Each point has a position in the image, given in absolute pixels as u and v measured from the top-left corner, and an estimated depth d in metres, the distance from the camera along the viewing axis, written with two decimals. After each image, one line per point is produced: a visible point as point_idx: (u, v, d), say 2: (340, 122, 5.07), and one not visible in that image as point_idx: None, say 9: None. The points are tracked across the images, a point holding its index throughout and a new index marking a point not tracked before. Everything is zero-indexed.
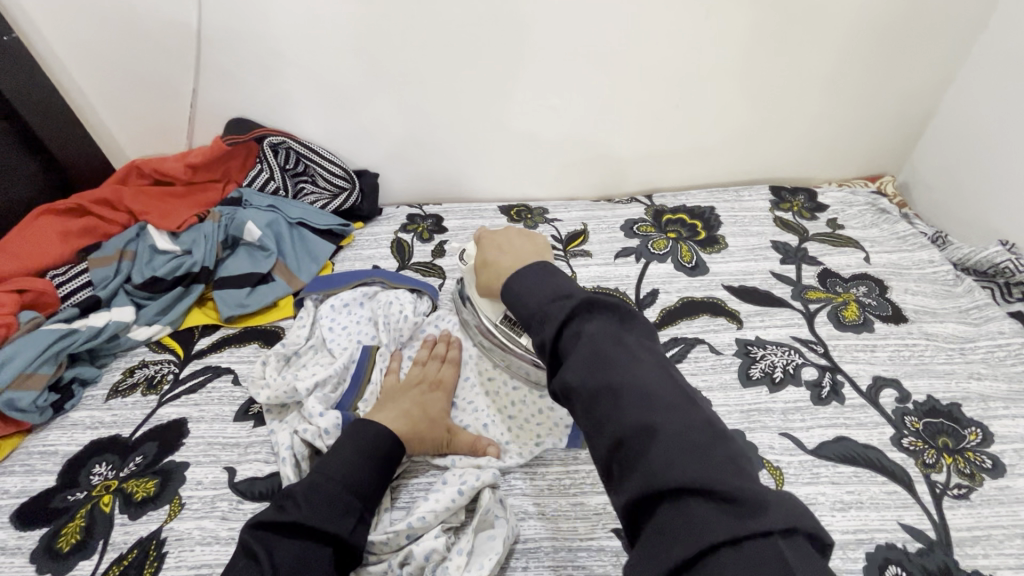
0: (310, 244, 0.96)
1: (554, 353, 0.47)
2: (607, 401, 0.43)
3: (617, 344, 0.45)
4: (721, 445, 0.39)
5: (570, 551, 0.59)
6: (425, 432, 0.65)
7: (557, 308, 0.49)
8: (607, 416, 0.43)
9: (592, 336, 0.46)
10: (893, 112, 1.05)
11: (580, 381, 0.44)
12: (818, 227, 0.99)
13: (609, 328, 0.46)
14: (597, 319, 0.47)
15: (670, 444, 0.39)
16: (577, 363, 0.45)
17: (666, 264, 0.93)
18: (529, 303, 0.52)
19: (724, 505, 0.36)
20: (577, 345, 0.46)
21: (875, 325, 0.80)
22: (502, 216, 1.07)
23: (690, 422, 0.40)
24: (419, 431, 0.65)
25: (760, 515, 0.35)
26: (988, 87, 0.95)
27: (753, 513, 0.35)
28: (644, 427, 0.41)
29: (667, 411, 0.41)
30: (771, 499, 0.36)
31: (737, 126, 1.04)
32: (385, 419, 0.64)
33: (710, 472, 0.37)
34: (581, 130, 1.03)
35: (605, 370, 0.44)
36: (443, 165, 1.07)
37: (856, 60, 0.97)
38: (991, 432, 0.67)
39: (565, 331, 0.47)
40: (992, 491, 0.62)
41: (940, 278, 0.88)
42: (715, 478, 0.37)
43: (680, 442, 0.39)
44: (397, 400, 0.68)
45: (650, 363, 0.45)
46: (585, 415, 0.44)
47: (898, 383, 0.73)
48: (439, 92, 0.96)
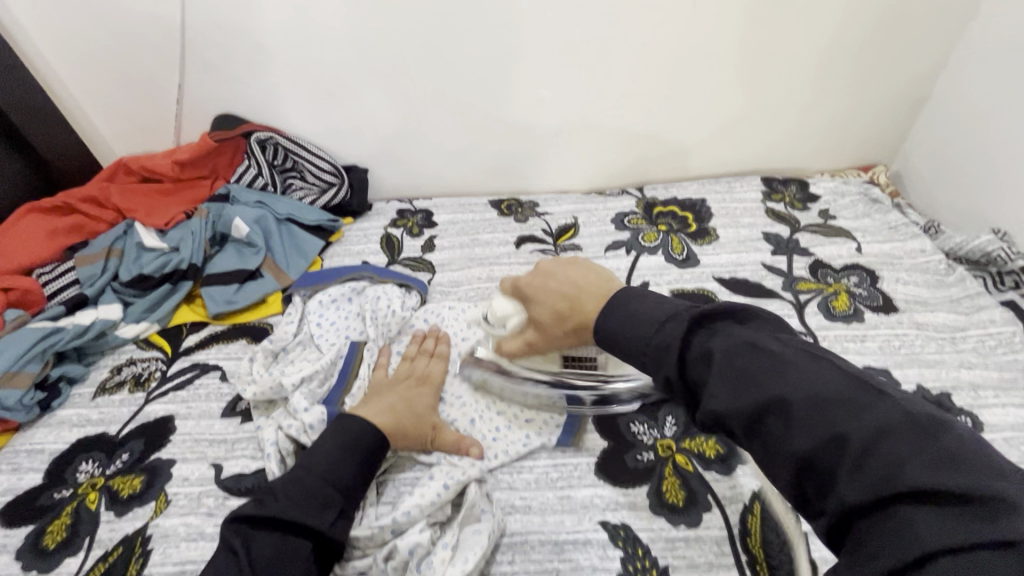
0: (299, 240, 0.95)
1: (687, 386, 0.42)
2: (772, 419, 0.36)
3: (757, 351, 0.40)
4: (930, 438, 0.32)
5: (556, 544, 0.59)
6: (409, 428, 0.65)
7: (668, 333, 0.45)
8: (778, 440, 0.36)
9: (723, 352, 0.41)
10: (884, 101, 1.04)
11: (730, 407, 0.38)
12: (810, 218, 0.98)
13: (735, 337, 0.41)
14: (721, 332, 0.42)
15: (861, 451, 0.33)
16: (720, 388, 0.39)
17: (656, 256, 0.93)
18: (637, 340, 0.47)
19: (950, 507, 0.29)
20: (710, 369, 0.41)
21: (865, 315, 0.80)
22: (493, 210, 1.06)
23: (872, 415, 0.33)
24: (403, 427, 0.64)
25: (1007, 517, 0.28)
26: (979, 74, 0.94)
27: (996, 511, 0.28)
28: (828, 437, 0.34)
29: (853, 413, 0.34)
30: (1016, 496, 0.28)
31: (727, 117, 1.03)
32: (370, 415, 0.64)
33: (921, 472, 0.30)
34: (571, 123, 1.02)
35: (752, 385, 0.38)
36: (433, 159, 1.07)
37: (846, 49, 0.96)
38: (981, 421, 0.66)
39: (690, 355, 0.43)
40: None
41: (931, 267, 0.87)
42: (934, 474, 0.30)
43: (865, 446, 0.33)
44: (382, 396, 0.67)
45: (802, 360, 0.38)
46: (750, 444, 0.38)
47: (888, 373, 0.72)
48: (427, 85, 0.95)
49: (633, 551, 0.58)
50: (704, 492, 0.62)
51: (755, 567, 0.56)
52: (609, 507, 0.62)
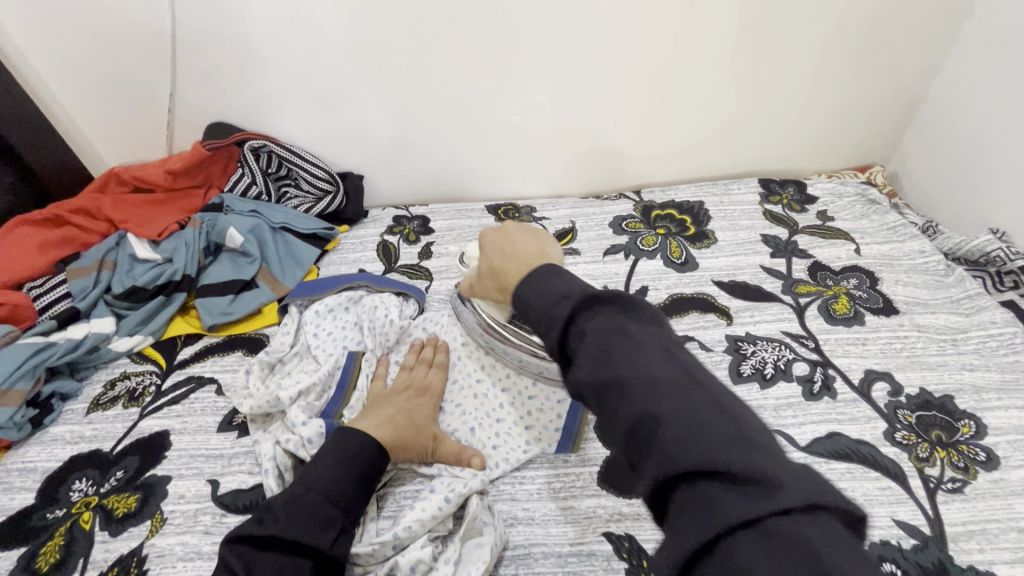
0: (294, 249, 0.94)
1: (564, 354, 0.45)
2: (613, 394, 0.40)
3: (624, 335, 0.42)
4: (733, 423, 0.36)
5: (560, 556, 0.58)
6: (409, 439, 0.64)
7: (560, 308, 0.45)
8: (619, 414, 0.39)
9: (597, 331, 0.42)
10: (880, 101, 1.04)
11: (589, 380, 0.41)
12: (808, 219, 0.98)
13: (610, 319, 0.43)
14: (600, 314, 0.44)
15: (679, 429, 0.36)
16: (584, 361, 0.42)
17: (655, 260, 0.92)
18: (538, 308, 0.48)
19: (745, 487, 0.32)
20: (581, 342, 0.43)
21: (866, 318, 0.79)
22: (490, 215, 1.05)
23: (694, 400, 0.37)
24: (403, 439, 0.64)
25: (775, 494, 0.31)
26: (975, 73, 0.94)
27: (765, 492, 0.32)
28: (653, 416, 0.37)
29: (684, 403, 0.37)
30: (789, 478, 0.32)
31: (724, 119, 1.03)
32: (370, 427, 0.63)
33: (723, 453, 0.34)
34: (568, 127, 1.01)
35: (609, 364, 0.40)
36: (428, 165, 1.06)
37: (842, 49, 0.96)
38: (984, 424, 0.66)
39: (571, 329, 0.44)
40: (987, 484, 0.61)
41: (930, 268, 0.87)
42: (732, 456, 0.34)
43: (685, 429, 0.36)
44: (382, 407, 0.67)
45: (659, 350, 0.41)
46: (602, 415, 0.41)
47: (890, 376, 0.72)
48: (422, 91, 0.95)
49: (638, 562, 0.57)
50: None
51: None
52: (613, 518, 0.61)
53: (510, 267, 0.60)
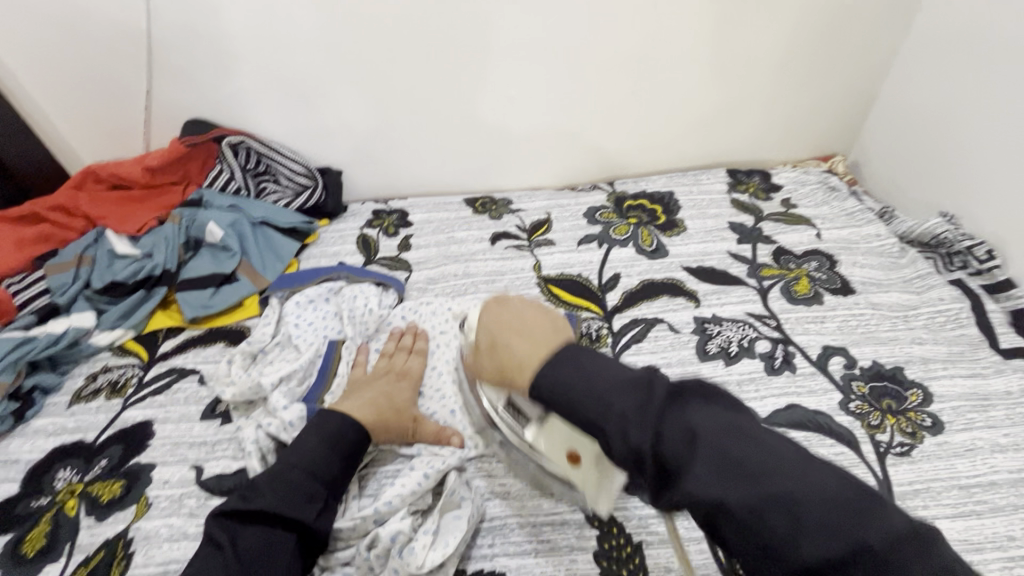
0: (274, 243, 0.96)
1: (660, 464, 0.40)
2: (776, 517, 0.36)
3: (742, 436, 0.40)
4: (930, 549, 0.34)
5: (534, 526, 0.61)
6: (390, 420, 0.66)
7: (633, 401, 0.43)
8: (784, 540, 0.35)
9: (709, 433, 0.39)
10: (840, 94, 1.09)
11: (727, 497, 0.37)
12: (773, 207, 1.02)
13: (718, 417, 0.41)
14: (700, 408, 0.41)
15: (882, 562, 0.33)
16: (711, 477, 0.38)
17: (627, 248, 0.96)
18: (595, 399, 0.44)
19: None
20: (691, 450, 0.39)
21: (825, 298, 0.84)
22: (467, 208, 1.08)
23: (882, 524, 0.35)
24: (385, 420, 0.66)
25: None
26: (926, 65, 0.99)
27: None
28: (849, 551, 0.34)
29: (865, 520, 0.35)
30: None
31: (691, 112, 1.07)
32: (352, 409, 0.65)
33: None
34: (541, 120, 1.04)
35: (744, 475, 0.38)
36: (406, 160, 1.08)
37: (800, 44, 1.00)
38: (930, 393, 0.71)
39: (666, 432, 0.40)
40: (932, 447, 0.65)
41: (886, 250, 0.92)
42: None
43: (892, 558, 0.33)
44: (363, 390, 0.69)
45: (786, 453, 0.39)
46: (736, 539, 0.37)
47: (845, 351, 0.76)
48: (398, 87, 0.97)
49: (608, 529, 0.60)
50: None
51: None
52: None
53: (514, 342, 0.53)
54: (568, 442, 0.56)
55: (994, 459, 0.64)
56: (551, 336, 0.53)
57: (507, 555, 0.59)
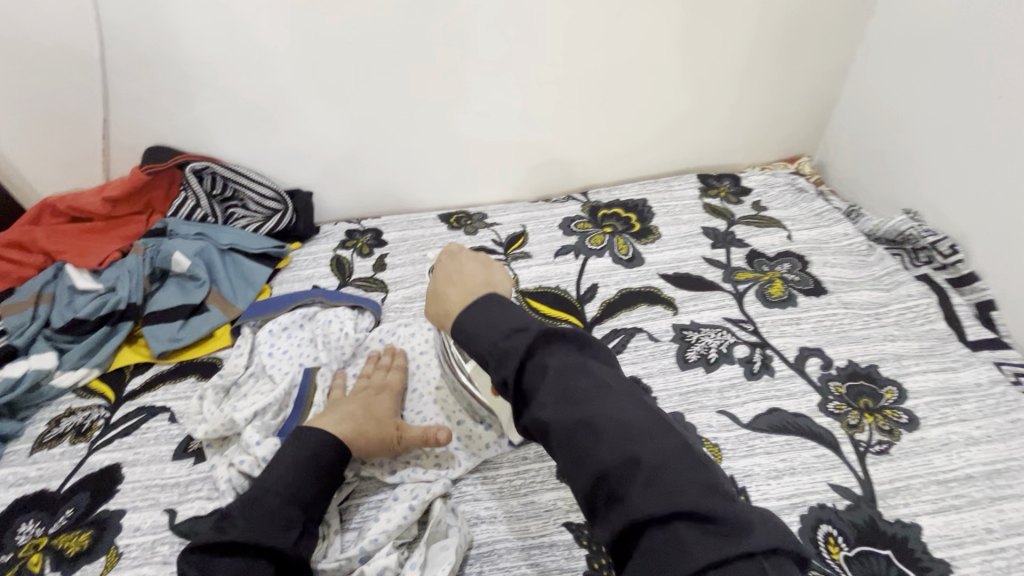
0: (244, 270, 0.93)
1: (521, 393, 0.48)
2: (586, 436, 0.44)
3: (586, 375, 0.48)
4: (701, 468, 0.43)
5: (523, 550, 0.60)
6: (370, 430, 0.65)
7: (514, 344, 0.49)
8: (586, 450, 0.44)
9: (558, 371, 0.47)
10: (803, 96, 1.11)
11: (557, 420, 0.46)
12: (744, 210, 1.04)
13: (570, 359, 0.48)
14: (558, 352, 0.49)
15: (650, 473, 0.42)
16: (549, 402, 0.46)
17: (603, 258, 0.96)
18: (485, 340, 0.51)
19: (705, 526, 0.39)
20: (545, 381, 0.47)
21: (799, 299, 0.85)
22: (442, 224, 1.07)
23: (659, 448, 0.43)
24: (364, 431, 0.65)
25: (732, 534, 0.39)
26: (881, 66, 1.02)
27: (729, 532, 0.39)
28: (627, 461, 0.42)
29: (657, 442, 0.44)
30: (744, 518, 0.40)
31: (659, 118, 1.08)
32: (329, 422, 0.65)
33: (691, 494, 0.40)
34: (511, 133, 1.04)
35: (579, 406, 0.46)
36: (378, 179, 1.07)
37: (761, 48, 1.02)
38: (905, 389, 0.72)
39: (529, 366, 0.48)
40: (909, 444, 0.67)
41: (855, 249, 0.94)
42: (701, 498, 0.40)
43: (662, 474, 0.41)
44: (343, 403, 0.69)
45: (618, 392, 0.48)
46: (561, 449, 0.46)
47: (821, 352, 0.77)
48: (365, 105, 0.96)
49: (597, 548, 0.60)
50: None
51: None
52: (572, 508, 0.63)
53: (451, 292, 0.60)
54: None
55: (969, 452, 0.66)
56: (481, 286, 0.60)
57: None
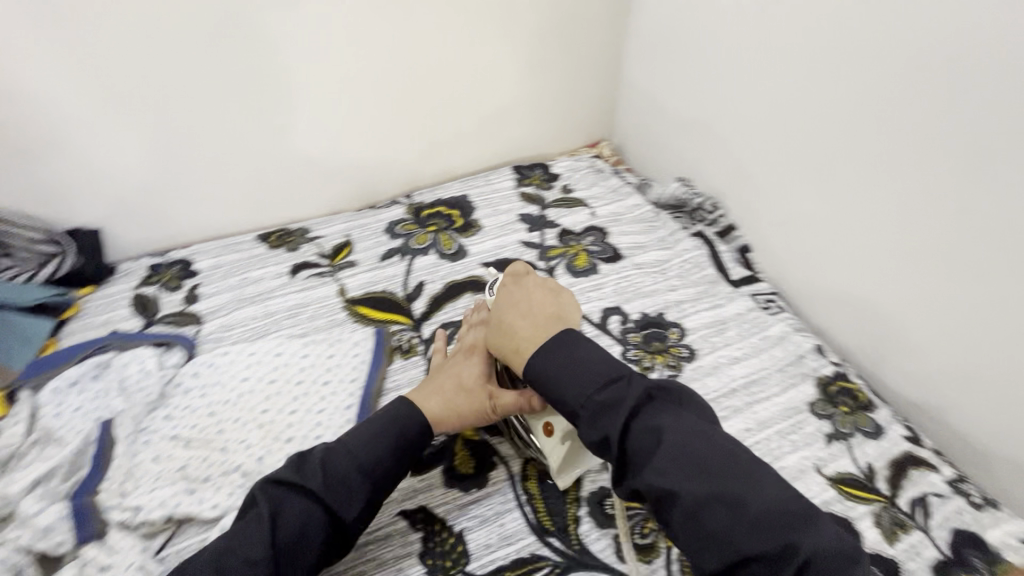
0: (19, 326, 0.82)
1: (629, 452, 0.54)
2: (719, 510, 0.49)
3: (709, 443, 0.53)
4: (852, 561, 0.47)
5: (357, 549, 0.61)
6: (463, 406, 0.65)
7: (614, 395, 0.56)
8: (717, 531, 0.48)
9: (676, 436, 0.53)
10: (590, 87, 1.25)
11: (682, 488, 0.50)
12: (554, 194, 1.14)
13: (689, 425, 0.54)
14: (669, 414, 0.55)
15: (810, 558, 0.46)
16: (672, 471, 0.51)
17: (429, 255, 0.99)
18: (574, 391, 0.57)
19: None
20: (657, 447, 0.53)
21: (601, 267, 0.95)
22: (261, 244, 1.03)
23: (816, 533, 0.47)
24: (455, 407, 0.65)
25: None
26: (644, 57, 1.18)
27: None
28: (777, 548, 0.47)
29: (799, 526, 0.48)
30: None
31: (466, 118, 1.14)
32: (426, 404, 0.64)
33: None
34: (318, 145, 1.04)
35: (706, 477, 0.51)
36: (177, 206, 0.99)
37: (540, 49, 1.13)
38: (685, 328, 0.85)
39: (637, 426, 0.54)
40: (689, 373, 0.79)
41: (646, 216, 1.08)
42: None
43: (814, 560, 0.46)
44: (430, 381, 0.67)
45: (754, 464, 0.52)
46: (679, 521, 0.50)
47: (620, 310, 0.88)
48: (144, 127, 0.90)
49: (430, 527, 0.63)
50: (490, 455, 0.70)
51: (532, 502, 0.65)
52: (406, 496, 0.65)
53: (521, 324, 0.65)
54: (546, 416, 0.64)
55: (731, 369, 0.80)
56: (551, 316, 0.66)
57: None
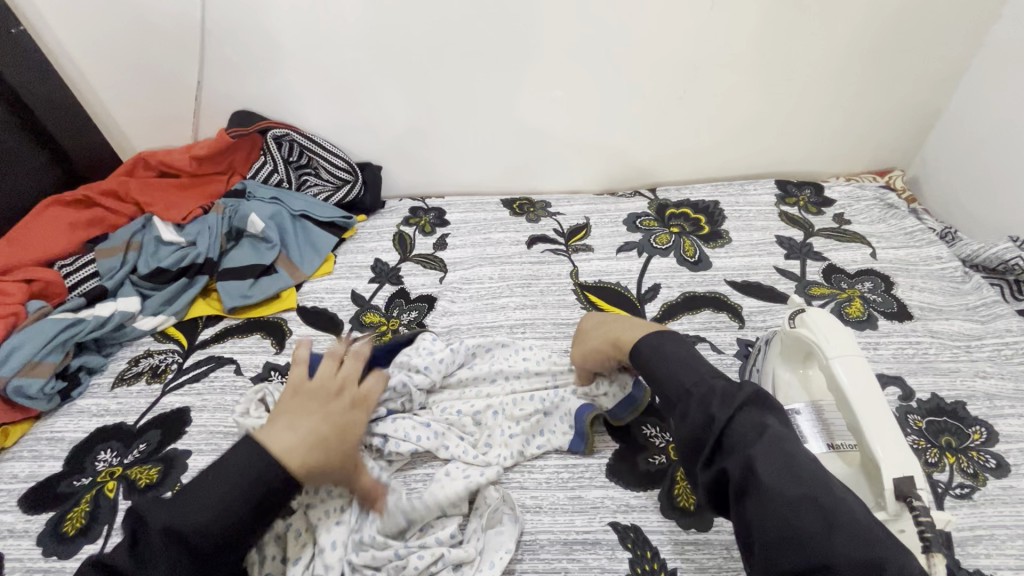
0: (313, 237, 0.96)
1: (726, 439, 0.48)
2: (811, 513, 0.42)
3: (798, 449, 0.47)
4: None
5: (565, 544, 0.60)
6: (332, 462, 0.56)
7: (729, 389, 0.51)
8: (812, 531, 0.42)
9: (774, 432, 0.47)
10: (904, 102, 1.02)
11: (776, 484, 0.44)
12: (824, 222, 0.98)
13: (784, 428, 0.48)
14: (771, 416, 0.49)
15: None
16: (767, 459, 0.45)
17: (668, 258, 0.93)
18: (685, 377, 0.54)
19: None
20: (758, 438, 0.47)
21: (879, 322, 0.79)
22: (505, 209, 1.06)
23: (905, 560, 0.40)
24: (324, 460, 0.56)
25: None
26: (1009, 78, 0.91)
27: None
28: (870, 561, 0.40)
29: (891, 546, 0.41)
30: None
31: (743, 120, 1.03)
32: (288, 443, 0.54)
33: None
34: (583, 123, 1.02)
35: (803, 479, 0.44)
36: (444, 158, 1.07)
37: (863, 51, 0.95)
38: (996, 432, 0.66)
39: (742, 416, 0.48)
40: (996, 491, 0.61)
41: (948, 274, 0.87)
42: None
43: None
44: (308, 412, 0.58)
45: (841, 484, 0.45)
46: (764, 517, 0.44)
47: (902, 382, 0.71)
48: (442, 84, 0.96)
49: (641, 553, 0.59)
50: None
51: None
52: (620, 509, 0.62)
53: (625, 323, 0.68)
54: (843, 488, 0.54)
55: None
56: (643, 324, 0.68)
57: (536, 573, 0.58)
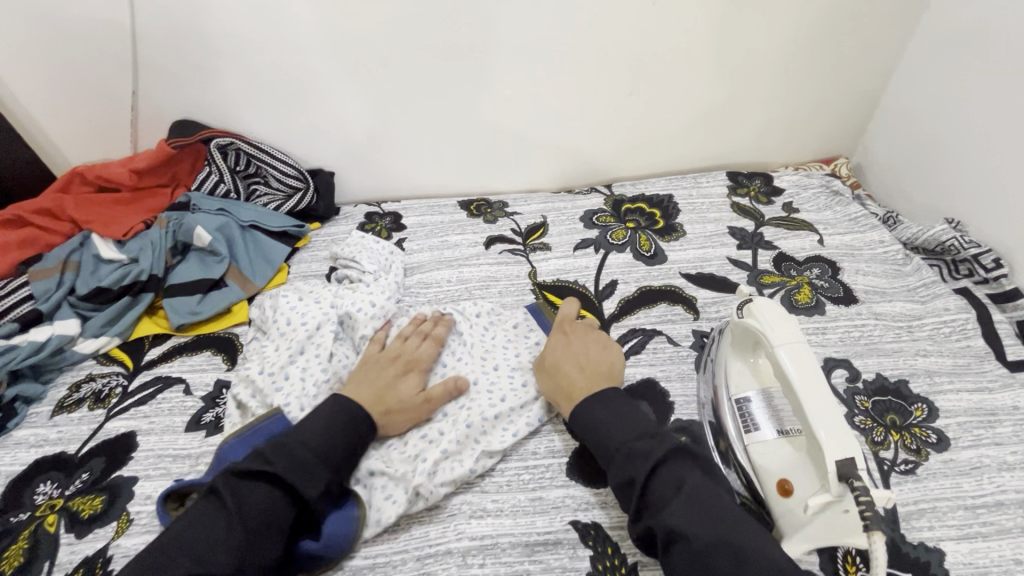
0: (264, 248, 0.93)
1: (647, 495, 0.51)
2: (724, 559, 0.45)
3: (718, 500, 0.49)
4: None
5: (527, 546, 0.59)
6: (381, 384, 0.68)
7: (649, 447, 0.53)
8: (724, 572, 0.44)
9: (691, 486, 0.50)
10: (843, 91, 1.06)
11: (695, 533, 0.46)
12: (774, 212, 1.00)
13: (701, 479, 0.51)
14: (690, 468, 0.52)
15: None
16: (679, 510, 0.48)
17: (624, 254, 0.93)
18: (614, 437, 0.56)
19: None
20: (676, 493, 0.50)
21: (826, 307, 0.81)
22: (461, 211, 1.05)
23: None
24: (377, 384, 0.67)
25: None
26: (937, 68, 0.95)
27: None
28: None
29: None
30: None
31: (691, 115, 1.05)
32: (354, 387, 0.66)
33: None
34: (536, 123, 1.02)
35: (721, 526, 0.47)
36: (398, 162, 1.06)
37: (803, 43, 0.97)
38: (935, 408, 0.69)
39: (660, 474, 0.51)
40: (937, 465, 0.63)
41: (890, 258, 0.90)
42: None
43: None
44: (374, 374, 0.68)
45: (761, 532, 0.48)
46: (683, 564, 0.46)
47: (849, 364, 0.74)
48: (391, 87, 0.94)
49: (602, 549, 0.59)
50: None
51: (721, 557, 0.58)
52: (581, 507, 0.63)
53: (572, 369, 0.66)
54: (787, 473, 0.56)
55: (1002, 477, 0.62)
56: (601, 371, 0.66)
57: None
